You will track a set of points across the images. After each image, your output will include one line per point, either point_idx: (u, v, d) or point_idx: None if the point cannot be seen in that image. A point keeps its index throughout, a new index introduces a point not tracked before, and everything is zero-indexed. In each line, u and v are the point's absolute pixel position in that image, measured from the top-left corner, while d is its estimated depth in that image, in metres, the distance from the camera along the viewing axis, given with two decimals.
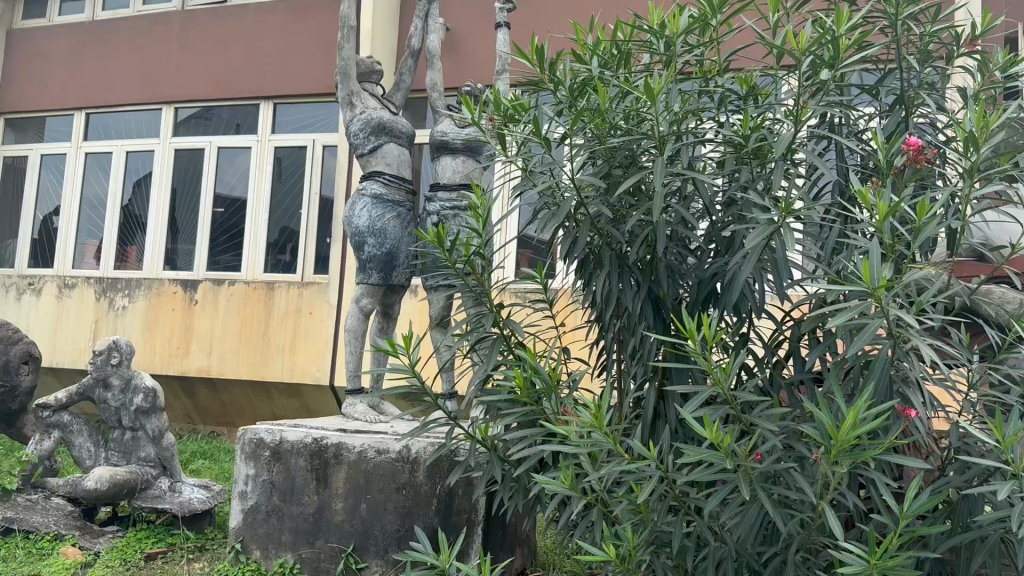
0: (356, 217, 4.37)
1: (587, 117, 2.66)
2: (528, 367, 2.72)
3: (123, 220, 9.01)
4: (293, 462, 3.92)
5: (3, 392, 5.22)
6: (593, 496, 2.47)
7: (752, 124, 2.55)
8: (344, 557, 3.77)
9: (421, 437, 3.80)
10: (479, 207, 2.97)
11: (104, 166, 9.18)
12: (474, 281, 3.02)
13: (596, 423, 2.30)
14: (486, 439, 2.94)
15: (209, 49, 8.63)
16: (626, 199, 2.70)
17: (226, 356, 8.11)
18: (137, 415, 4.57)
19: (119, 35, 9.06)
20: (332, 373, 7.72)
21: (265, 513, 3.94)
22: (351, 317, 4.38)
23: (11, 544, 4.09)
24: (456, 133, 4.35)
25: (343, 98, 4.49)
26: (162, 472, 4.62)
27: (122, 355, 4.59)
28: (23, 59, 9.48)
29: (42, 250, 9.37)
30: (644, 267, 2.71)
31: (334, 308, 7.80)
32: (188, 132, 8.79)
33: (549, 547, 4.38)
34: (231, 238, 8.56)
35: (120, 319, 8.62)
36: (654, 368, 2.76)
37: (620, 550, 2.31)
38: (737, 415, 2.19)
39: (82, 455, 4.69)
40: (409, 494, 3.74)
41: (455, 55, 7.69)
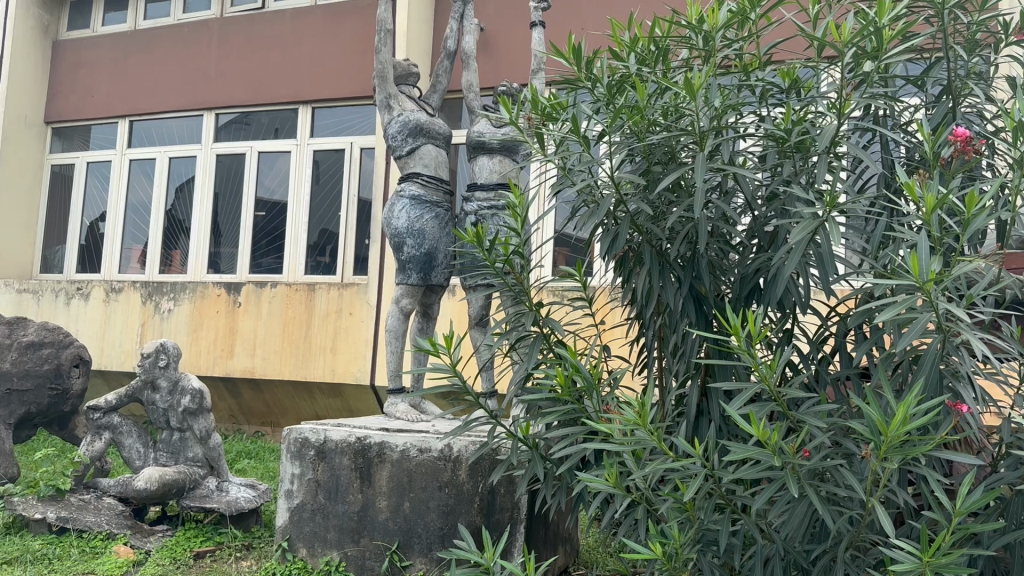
0: (395, 218, 4.41)
1: (625, 114, 2.63)
2: (569, 365, 2.72)
3: (167, 225, 9.18)
4: (337, 461, 3.97)
5: (55, 395, 5.23)
6: (637, 494, 2.46)
7: (794, 117, 2.53)
8: (389, 554, 3.80)
9: (462, 436, 3.83)
10: (517, 206, 2.98)
11: (148, 172, 9.36)
12: (512, 279, 3.02)
13: (640, 421, 2.29)
14: (528, 437, 2.93)
15: (247, 55, 8.76)
16: (665, 196, 2.69)
17: (270, 357, 8.19)
18: (184, 416, 4.66)
19: (160, 43, 9.23)
20: (373, 374, 7.76)
21: (310, 511, 3.99)
22: (391, 318, 4.42)
23: (65, 543, 4.19)
24: (493, 132, 4.36)
25: (381, 101, 4.53)
26: (209, 472, 4.69)
27: (169, 358, 4.70)
28: (68, 68, 9.70)
29: (90, 256, 9.63)
30: (685, 263, 2.70)
31: (374, 309, 7.80)
32: (229, 138, 8.94)
33: (591, 545, 4.38)
34: (272, 241, 8.71)
35: (166, 322, 8.67)
36: (698, 366, 2.73)
37: (666, 549, 2.29)
38: (783, 411, 2.16)
39: (132, 456, 4.74)
40: (451, 492, 3.77)
41: (490, 55, 7.72)
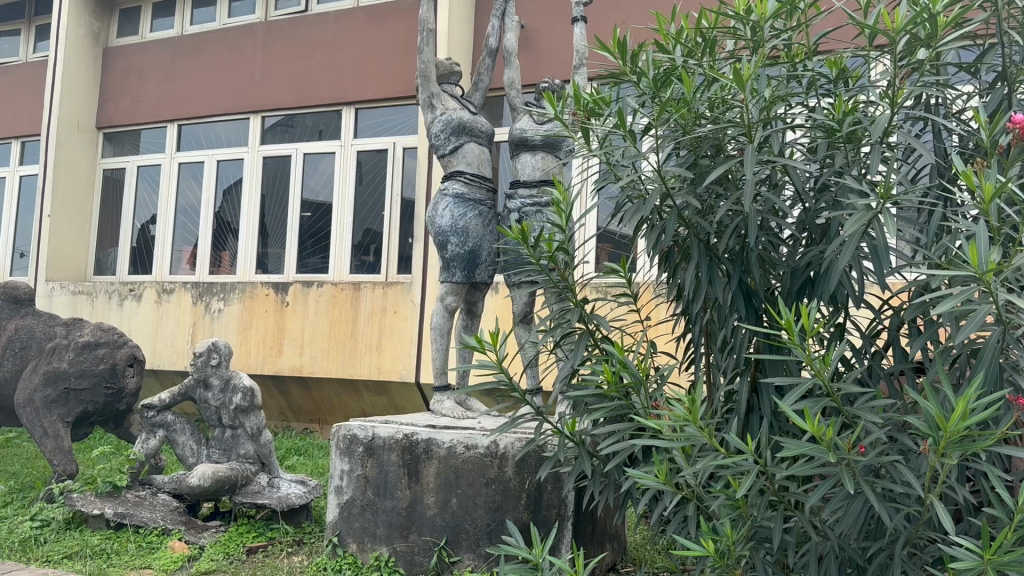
0: (439, 217, 4.43)
1: (671, 108, 2.61)
2: (616, 362, 2.71)
3: (216, 226, 9.35)
4: (385, 457, 4.00)
5: (111, 393, 5.34)
6: (688, 491, 2.45)
7: (845, 108, 2.49)
8: (437, 551, 3.83)
9: (508, 432, 3.83)
10: (561, 202, 2.97)
11: (196, 175, 9.54)
12: (557, 276, 3.01)
13: (690, 417, 2.26)
14: (574, 434, 2.92)
15: (291, 57, 8.88)
16: (713, 189, 2.66)
17: (317, 355, 8.30)
18: (236, 413, 4.74)
19: (207, 48, 9.40)
20: (418, 371, 7.81)
21: (359, 507, 4.03)
22: (436, 316, 4.45)
23: (122, 538, 4.29)
24: (535, 129, 4.34)
25: (424, 100, 4.55)
26: (261, 469, 4.76)
27: (221, 357, 4.79)
28: (119, 74, 9.94)
29: (142, 257, 9.86)
30: (733, 257, 2.66)
31: (418, 308, 7.85)
32: (274, 140, 9.07)
33: (639, 543, 4.36)
34: (318, 242, 8.83)
35: (216, 322, 8.83)
36: (748, 361, 2.70)
37: (719, 546, 2.28)
38: (837, 406, 2.13)
39: (185, 453, 4.82)
40: (498, 488, 3.79)
41: (532, 52, 7.72)
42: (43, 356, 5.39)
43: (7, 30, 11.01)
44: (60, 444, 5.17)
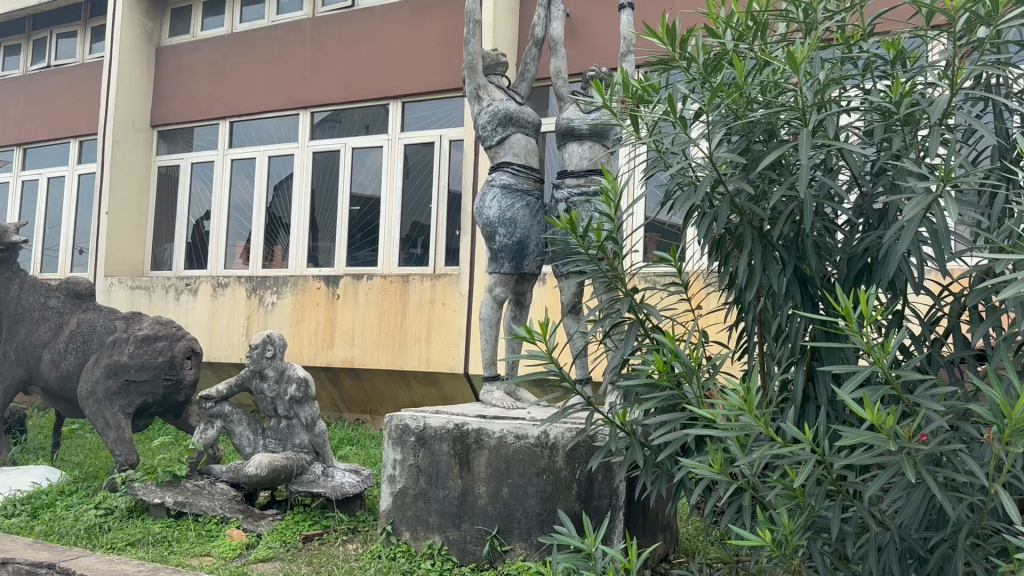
0: (487, 208, 4.44)
1: (723, 93, 2.57)
2: (668, 351, 2.69)
3: (268, 221, 9.52)
4: (436, 447, 4.04)
5: (170, 385, 5.47)
6: (743, 480, 2.42)
7: (902, 90, 2.43)
8: (489, 540, 3.86)
9: (559, 423, 3.84)
10: (610, 190, 2.95)
11: (248, 171, 9.71)
12: (606, 265, 2.99)
13: (745, 406, 2.22)
14: (625, 424, 2.91)
15: (338, 53, 8.98)
16: (767, 175, 2.62)
17: (367, 347, 8.40)
18: (291, 404, 4.83)
19: (256, 46, 9.55)
20: (466, 363, 7.85)
21: (412, 496, 4.08)
22: (485, 307, 4.48)
23: (183, 526, 4.41)
24: (582, 118, 4.32)
25: (471, 92, 4.56)
26: (316, 458, 4.85)
27: (276, 349, 4.88)
28: (172, 73, 10.15)
29: (197, 252, 10.09)
30: (787, 244, 2.62)
31: (466, 299, 7.88)
32: (323, 135, 9.19)
33: (691, 534, 4.34)
34: (367, 235, 8.94)
35: (269, 315, 8.98)
36: (803, 349, 2.67)
37: (776, 536, 2.26)
38: (897, 393, 2.07)
39: (243, 443, 4.88)
40: (549, 478, 3.81)
41: (580, 40, 7.68)
42: (104, 349, 5.54)
43: (65, 31, 11.31)
44: (122, 435, 5.31)
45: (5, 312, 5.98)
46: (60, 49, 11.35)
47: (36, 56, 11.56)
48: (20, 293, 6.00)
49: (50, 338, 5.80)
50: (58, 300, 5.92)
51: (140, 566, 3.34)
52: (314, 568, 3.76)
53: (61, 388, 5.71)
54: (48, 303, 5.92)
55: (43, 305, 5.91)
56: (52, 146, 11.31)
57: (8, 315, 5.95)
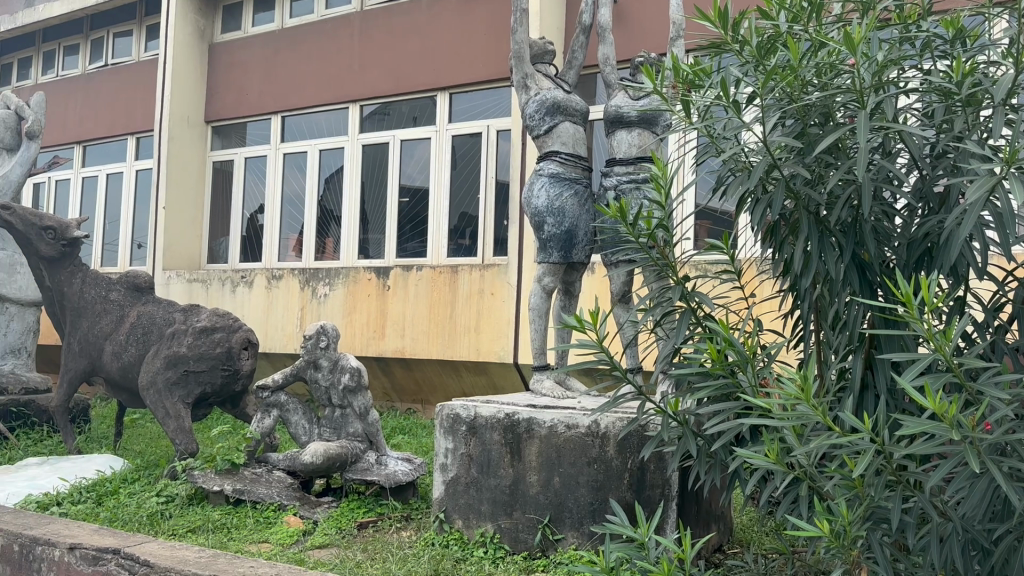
0: (535, 198, 4.44)
1: (778, 76, 2.53)
2: (722, 340, 2.66)
3: (319, 213, 9.66)
4: (487, 436, 4.07)
5: (227, 375, 5.60)
6: (800, 470, 2.38)
7: (964, 69, 2.37)
8: (541, 528, 3.88)
9: (609, 412, 3.83)
10: (660, 177, 2.92)
11: (300, 165, 9.86)
12: (657, 253, 2.96)
13: (802, 395, 2.19)
14: (677, 414, 2.88)
15: (385, 45, 9.04)
16: (824, 159, 2.57)
17: (418, 338, 8.47)
18: (345, 393, 4.90)
19: (306, 40, 9.67)
20: (516, 352, 7.86)
21: (464, 485, 4.11)
22: (534, 297, 4.48)
23: (242, 513, 4.51)
24: (631, 105, 4.28)
25: (518, 81, 4.55)
26: (369, 447, 4.92)
27: (329, 339, 4.94)
28: (224, 69, 10.33)
29: (251, 245, 10.29)
30: (845, 230, 2.58)
31: (515, 289, 7.88)
32: (372, 128, 9.28)
33: (745, 524, 4.31)
34: (416, 226, 9.01)
35: (322, 306, 9.11)
36: (861, 337, 2.62)
37: (834, 527, 2.23)
38: (960, 382, 2.02)
39: (298, 432, 4.97)
40: (600, 468, 3.80)
41: (629, 26, 7.61)
42: (163, 341, 5.67)
43: (121, 31, 11.58)
44: (182, 424, 5.44)
45: (68, 305, 6.16)
46: (116, 48, 11.63)
47: (94, 55, 11.88)
48: (83, 287, 6.17)
49: (112, 330, 5.95)
50: (119, 293, 6.08)
51: (201, 553, 3.34)
52: (369, 555, 3.81)
53: (123, 379, 5.87)
54: (110, 296, 6.08)
55: (104, 299, 6.08)
56: (110, 143, 11.61)
57: (72, 308, 6.13)
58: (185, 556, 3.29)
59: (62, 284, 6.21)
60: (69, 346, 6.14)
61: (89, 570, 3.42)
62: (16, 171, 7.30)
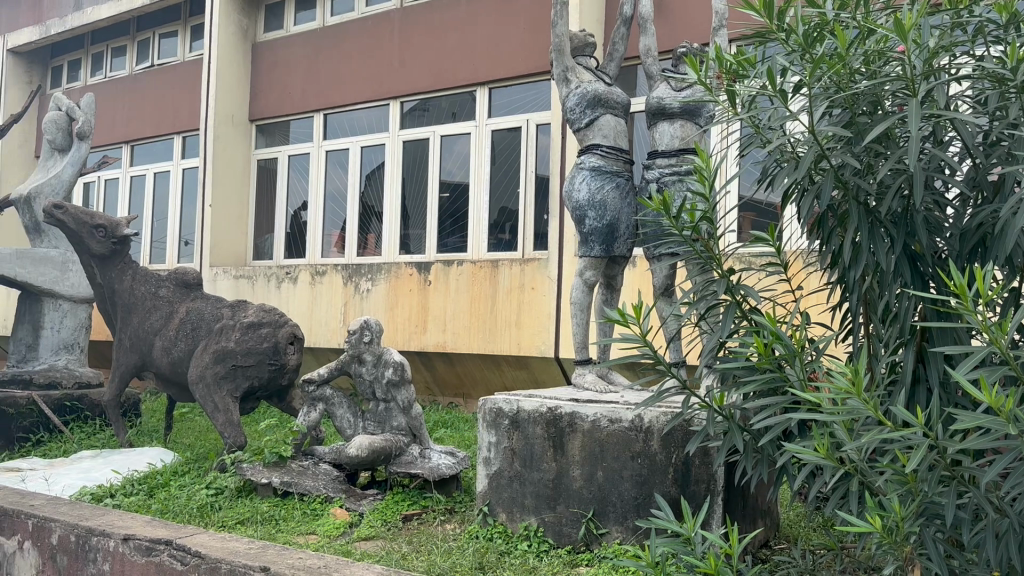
0: (576, 191, 4.42)
1: (825, 64, 2.49)
2: (769, 333, 2.62)
3: (361, 210, 9.76)
4: (530, 430, 4.07)
5: (274, 369, 5.69)
6: (851, 465, 2.35)
7: (1019, 55, 2.31)
8: (585, 523, 3.88)
9: (653, 406, 3.81)
10: (704, 169, 2.88)
11: (342, 162, 9.96)
12: (701, 246, 2.93)
13: (853, 389, 2.16)
14: (723, 408, 2.85)
15: (425, 41, 9.08)
16: (873, 148, 2.52)
17: (459, 333, 8.50)
18: (389, 387, 4.94)
19: (347, 38, 9.76)
20: (557, 346, 7.85)
21: (507, 478, 4.12)
22: (576, 291, 4.47)
23: (289, 505, 4.58)
24: (673, 96, 4.24)
25: (559, 75, 4.53)
26: (413, 440, 4.96)
27: (372, 334, 4.98)
28: (267, 68, 10.47)
29: (295, 241, 10.42)
30: (895, 220, 2.53)
31: (555, 283, 7.86)
32: (413, 124, 9.34)
33: (792, 520, 4.27)
34: (457, 221, 9.05)
35: (365, 301, 9.20)
36: (912, 329, 2.57)
37: (886, 522, 2.20)
38: (1017, 375, 1.96)
39: (343, 425, 5.03)
40: (644, 462, 3.78)
41: (670, 16, 7.54)
42: (212, 336, 5.77)
43: (167, 32, 11.80)
44: (230, 418, 5.54)
45: (119, 301, 6.30)
46: (162, 48, 11.86)
47: (141, 57, 12.13)
48: (133, 284, 6.30)
49: (161, 326, 6.07)
50: (168, 289, 6.21)
51: (250, 544, 3.39)
52: (414, 548, 3.84)
53: (173, 374, 5.98)
54: (159, 292, 6.21)
55: (154, 295, 6.21)
56: (157, 142, 11.83)
57: (122, 305, 6.26)
58: (236, 547, 3.34)
59: (113, 282, 6.34)
60: (120, 342, 6.27)
61: (143, 560, 3.50)
62: (67, 171, 7.48)
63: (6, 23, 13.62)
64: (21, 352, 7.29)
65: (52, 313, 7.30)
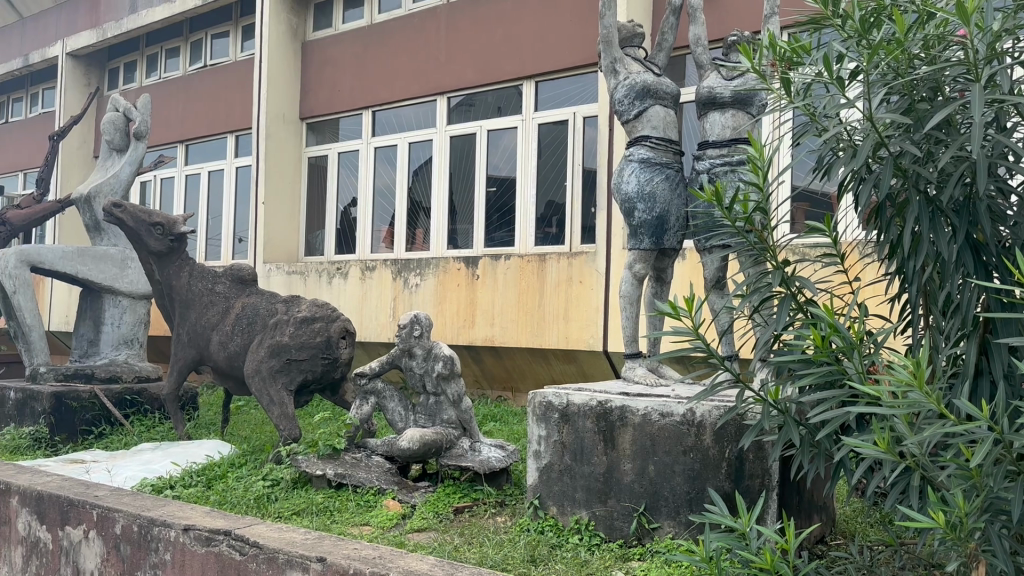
0: (625, 183, 4.39)
1: (884, 50, 2.43)
2: (826, 325, 2.57)
3: (410, 205, 9.84)
4: (580, 424, 4.07)
5: (327, 363, 5.78)
6: (911, 460, 2.29)
7: None
8: (637, 517, 3.86)
9: (705, 401, 3.78)
10: (757, 159, 2.83)
11: (390, 158, 10.05)
12: (754, 238, 2.89)
13: (915, 381, 2.11)
14: (778, 403, 2.80)
15: (473, 35, 9.11)
16: (934, 135, 2.46)
17: (507, 327, 8.52)
18: (439, 381, 4.97)
19: (395, 35, 9.83)
20: (605, 340, 7.82)
21: (558, 472, 4.12)
22: (624, 284, 4.44)
23: (343, 497, 4.65)
24: (725, 86, 4.18)
25: (607, 66, 4.50)
26: (463, 433, 4.99)
27: (422, 328, 5.02)
28: (317, 66, 10.61)
29: (345, 237, 10.55)
30: (957, 209, 2.47)
31: (603, 277, 7.83)
32: (460, 119, 9.37)
33: (849, 515, 4.20)
34: (504, 216, 9.07)
35: (414, 296, 9.28)
36: (975, 321, 2.50)
37: (949, 518, 2.14)
38: None
39: (395, 418, 5.08)
40: (697, 457, 3.75)
41: (720, 4, 7.44)
42: (267, 331, 5.88)
43: (219, 32, 12.03)
44: (285, 411, 5.64)
45: (176, 297, 6.44)
46: (215, 48, 12.10)
47: (194, 57, 12.39)
48: (190, 279, 6.44)
49: (218, 321, 6.20)
50: (224, 285, 6.34)
51: (307, 534, 3.46)
52: (466, 540, 3.87)
53: (229, 367, 6.11)
54: (216, 288, 6.34)
55: (211, 290, 6.34)
56: (211, 141, 12.07)
57: (180, 300, 6.41)
58: (294, 538, 3.41)
59: (171, 277, 6.49)
60: (178, 336, 6.41)
61: (203, 549, 3.59)
62: (125, 170, 7.67)
63: (66, 27, 14.00)
64: (83, 347, 7.51)
65: (112, 309, 7.51)
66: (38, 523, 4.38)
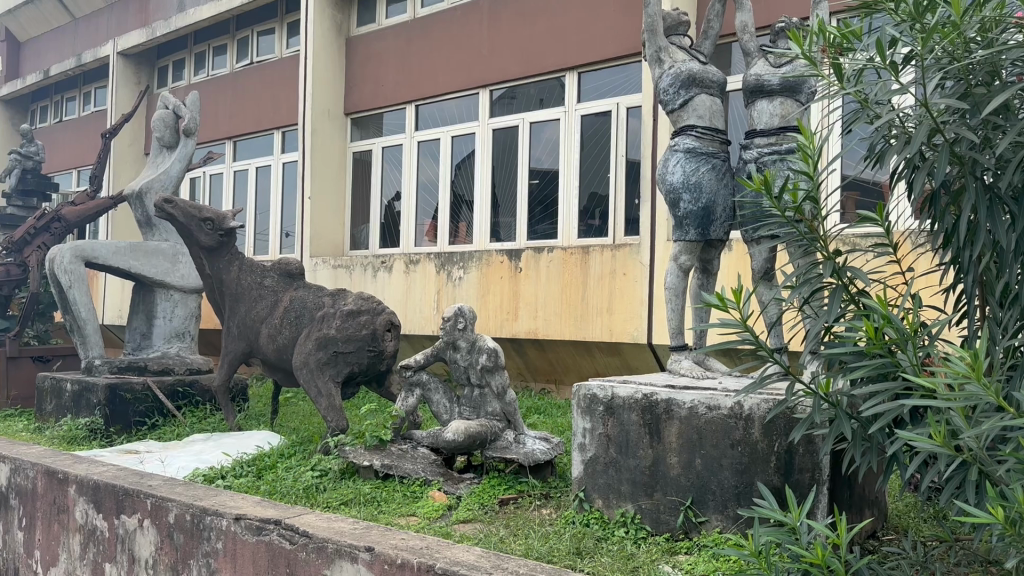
0: (670, 173, 4.34)
1: (939, 34, 2.37)
2: (879, 316, 2.52)
3: (453, 199, 9.88)
4: (625, 417, 4.05)
5: (373, 355, 5.84)
6: (968, 454, 2.24)
7: None
8: (684, 510, 3.84)
9: (753, 394, 3.73)
10: (808, 147, 2.78)
11: (433, 151, 10.09)
12: (804, 227, 2.83)
13: (973, 373, 2.06)
14: (829, 395, 2.75)
15: (515, 27, 9.10)
16: (991, 120, 2.39)
17: (551, 319, 8.51)
18: (483, 373, 4.98)
19: (438, 29, 9.87)
20: (649, 333, 7.77)
21: (604, 464, 4.11)
22: (670, 275, 4.40)
23: (390, 488, 4.69)
24: (773, 73, 4.12)
25: (652, 55, 4.45)
26: (507, 425, 5.01)
27: (466, 321, 5.05)
28: (361, 61, 10.70)
29: (389, 231, 10.63)
30: (1017, 196, 2.40)
31: (647, 268, 7.77)
32: (502, 112, 9.37)
33: (901, 510, 4.13)
34: (547, 208, 9.05)
35: (458, 289, 9.32)
36: None
37: (1008, 513, 2.09)
38: None
39: (440, 410, 5.11)
40: (745, 450, 3.71)
41: None
42: (314, 323, 5.96)
43: (265, 29, 12.18)
44: (333, 403, 5.71)
45: (226, 291, 6.56)
46: (261, 45, 12.26)
47: (241, 54, 12.58)
48: (239, 273, 6.55)
49: (266, 314, 6.30)
50: (273, 279, 6.45)
51: (355, 524, 3.50)
52: (511, 531, 3.88)
53: (278, 359, 6.20)
54: (264, 282, 6.45)
55: (259, 284, 6.45)
56: (257, 137, 12.25)
57: (229, 294, 6.52)
58: (342, 527, 3.46)
59: (221, 271, 6.60)
60: (228, 329, 6.52)
61: (254, 538, 3.65)
62: (176, 166, 7.82)
63: (117, 27, 14.30)
64: (136, 340, 7.69)
65: (164, 303, 7.68)
66: (95, 512, 4.50)
